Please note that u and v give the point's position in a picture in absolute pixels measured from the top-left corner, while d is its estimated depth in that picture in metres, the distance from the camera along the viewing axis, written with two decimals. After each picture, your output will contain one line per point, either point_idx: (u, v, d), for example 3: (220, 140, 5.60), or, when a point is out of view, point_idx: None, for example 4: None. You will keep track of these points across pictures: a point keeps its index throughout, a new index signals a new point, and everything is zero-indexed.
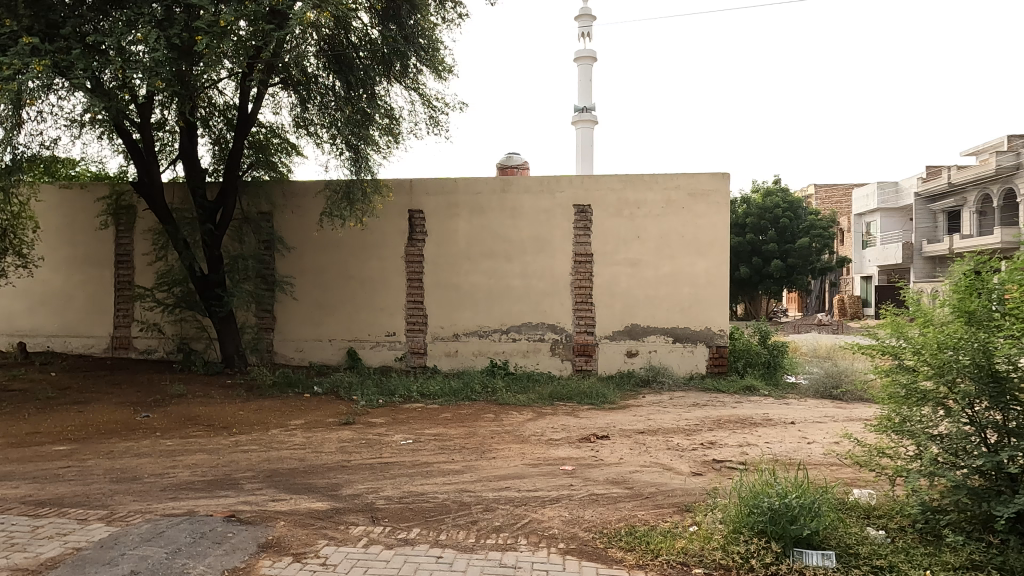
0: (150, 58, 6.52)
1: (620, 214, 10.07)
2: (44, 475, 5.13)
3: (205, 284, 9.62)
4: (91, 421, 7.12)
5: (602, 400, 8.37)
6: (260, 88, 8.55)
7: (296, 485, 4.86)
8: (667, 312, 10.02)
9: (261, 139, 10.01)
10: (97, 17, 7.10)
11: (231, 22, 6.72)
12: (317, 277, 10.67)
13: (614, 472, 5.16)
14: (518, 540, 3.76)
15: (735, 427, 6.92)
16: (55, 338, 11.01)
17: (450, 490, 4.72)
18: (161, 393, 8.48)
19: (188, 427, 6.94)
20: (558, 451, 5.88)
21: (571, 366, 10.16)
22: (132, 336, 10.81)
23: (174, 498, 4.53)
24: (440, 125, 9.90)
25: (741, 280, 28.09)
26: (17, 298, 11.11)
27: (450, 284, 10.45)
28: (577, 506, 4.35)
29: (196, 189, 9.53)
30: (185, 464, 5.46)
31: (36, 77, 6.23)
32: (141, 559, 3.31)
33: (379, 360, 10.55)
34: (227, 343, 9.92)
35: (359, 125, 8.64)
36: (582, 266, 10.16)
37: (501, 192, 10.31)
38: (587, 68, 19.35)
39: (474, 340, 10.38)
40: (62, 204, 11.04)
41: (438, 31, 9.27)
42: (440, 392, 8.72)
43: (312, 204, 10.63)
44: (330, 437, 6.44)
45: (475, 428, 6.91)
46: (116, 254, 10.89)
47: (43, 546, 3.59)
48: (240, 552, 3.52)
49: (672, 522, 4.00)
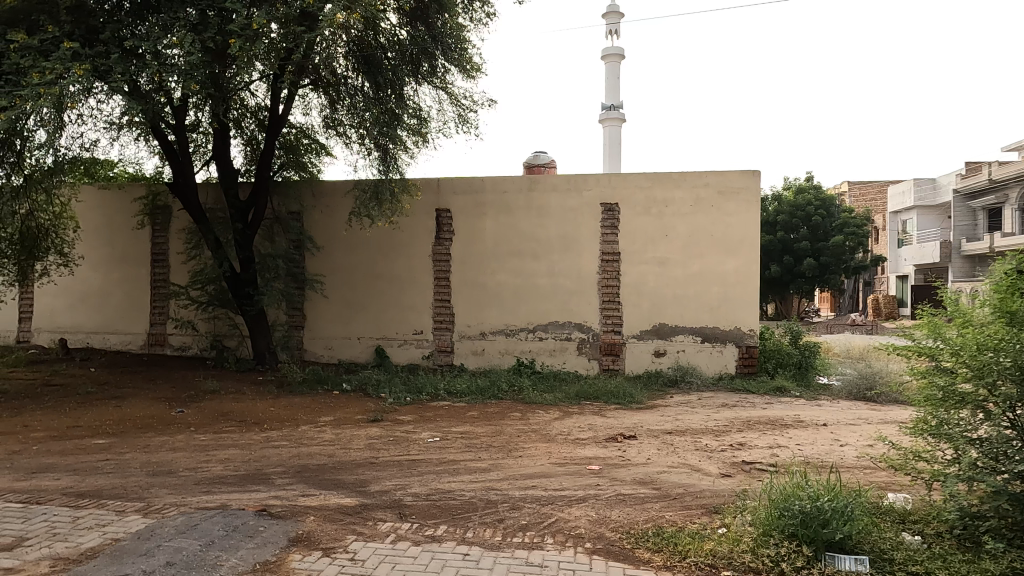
0: (185, 60, 6.67)
1: (648, 213, 9.99)
2: (85, 467, 5.30)
3: (237, 282, 9.81)
4: (127, 416, 7.30)
5: (629, 400, 8.30)
6: (290, 89, 8.60)
7: (325, 481, 4.92)
8: (695, 311, 9.91)
9: (292, 139, 10.14)
10: (134, 22, 7.33)
11: (263, 25, 6.85)
12: (346, 276, 10.82)
13: (642, 472, 5.12)
14: (545, 539, 3.76)
15: (766, 428, 6.83)
16: (94, 334, 11.35)
17: (477, 488, 4.73)
18: (194, 389, 8.66)
19: (221, 422, 7.07)
20: (585, 450, 5.87)
21: (597, 365, 10.11)
22: (167, 332, 11.07)
23: (208, 492, 4.63)
24: (469, 123, 9.90)
25: (772, 281, 27.59)
26: (60, 296, 11.51)
27: (477, 283, 10.49)
28: (604, 506, 4.33)
29: (229, 189, 9.71)
30: (218, 459, 5.58)
31: (76, 81, 6.35)
32: (175, 550, 3.38)
33: (406, 358, 10.64)
34: (259, 341, 10.11)
35: (387, 126, 8.66)
36: (609, 266, 10.11)
37: (528, 191, 10.32)
38: (614, 65, 19.24)
39: (500, 339, 10.40)
40: (101, 205, 11.38)
41: (466, 31, 9.32)
42: (466, 391, 8.72)
43: (341, 204, 10.78)
44: (359, 434, 6.50)
45: (501, 426, 6.91)
46: (151, 253, 11.17)
47: (83, 536, 3.71)
48: (271, 546, 3.59)
49: (700, 523, 3.96)
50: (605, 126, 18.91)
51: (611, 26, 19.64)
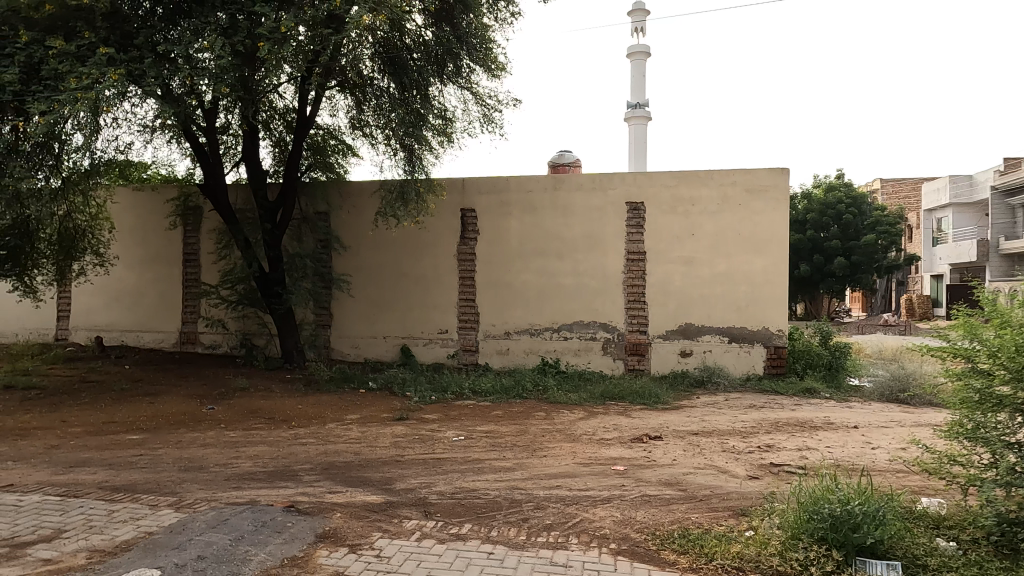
0: (216, 64, 6.80)
1: (674, 211, 9.89)
2: (120, 462, 5.44)
3: (266, 282, 9.97)
4: (160, 413, 7.47)
5: (655, 400, 8.24)
6: (317, 90, 8.69)
7: (352, 478, 4.98)
8: (723, 311, 9.79)
9: (319, 140, 10.30)
10: (167, 27, 7.49)
11: (291, 28, 6.94)
12: (372, 276, 10.92)
13: (667, 474, 5.08)
14: (569, 539, 3.75)
15: (795, 430, 6.72)
16: (128, 332, 11.64)
17: (501, 487, 4.74)
18: (225, 387, 8.83)
19: (250, 419, 7.20)
20: (609, 451, 5.84)
21: (623, 365, 10.05)
22: (198, 331, 11.29)
23: (238, 487, 4.72)
24: (494, 123, 9.92)
25: (802, 280, 27.12)
26: (96, 295, 11.83)
27: (502, 282, 10.50)
28: (628, 507, 4.31)
29: (258, 190, 9.86)
30: (248, 455, 5.68)
31: (111, 85, 6.51)
32: (206, 544, 3.45)
33: (431, 357, 10.70)
34: (287, 339, 10.26)
35: (413, 126, 8.73)
36: (634, 265, 10.05)
37: (553, 191, 10.31)
38: (640, 63, 19.10)
39: (525, 339, 10.40)
40: (135, 206, 11.65)
41: (491, 31, 9.33)
42: (491, 390, 8.75)
43: (367, 204, 10.88)
44: (384, 432, 6.56)
45: (526, 426, 6.91)
46: (183, 253, 11.40)
47: (118, 529, 3.80)
48: (299, 541, 3.64)
49: (727, 526, 3.91)
50: (631, 124, 18.79)
51: (636, 23, 19.50)
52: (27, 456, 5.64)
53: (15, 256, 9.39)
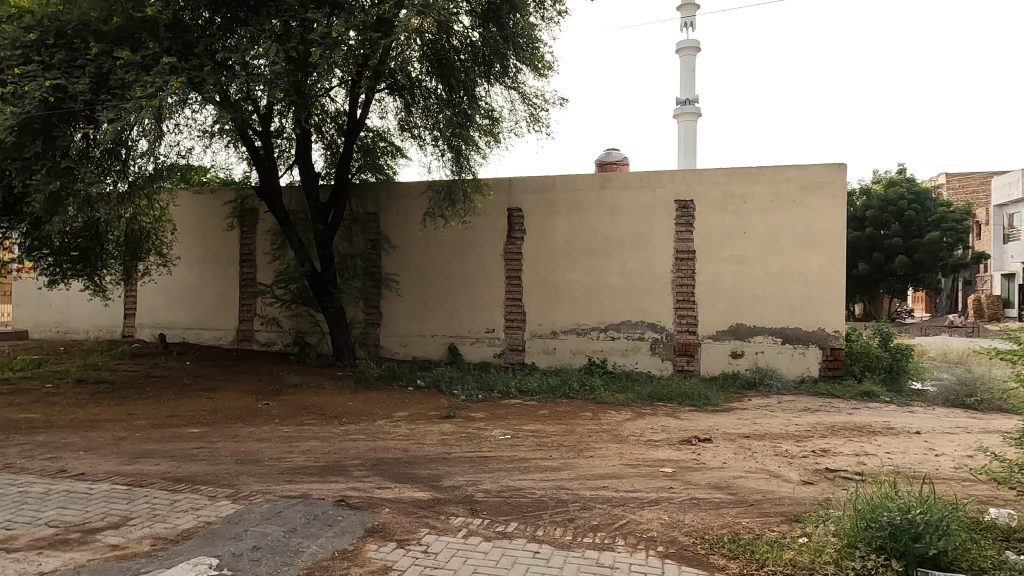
0: (270, 70, 7.04)
1: (725, 209, 9.68)
2: (181, 454, 5.67)
3: (318, 281, 10.23)
4: (219, 407, 7.75)
5: (705, 402, 8.09)
6: (367, 93, 8.85)
7: (400, 474, 5.06)
8: (776, 311, 9.53)
9: (369, 142, 10.51)
10: (225, 35, 7.78)
11: (342, 33, 7.09)
12: (420, 275, 11.07)
13: (717, 477, 4.98)
14: (616, 540, 3.72)
15: (852, 435, 6.49)
16: (189, 330, 12.13)
17: (547, 487, 4.74)
18: (279, 383, 9.10)
19: (303, 415, 7.40)
20: (657, 452, 5.76)
21: (671, 366, 9.91)
22: (254, 329, 11.67)
23: (291, 481, 4.86)
24: (541, 122, 9.91)
25: (861, 280, 26.16)
26: (160, 294, 12.37)
27: (549, 282, 10.49)
28: (676, 509, 4.25)
29: (310, 191, 10.13)
30: (301, 450, 5.84)
31: (174, 93, 6.79)
32: (261, 535, 3.57)
33: (479, 356, 10.77)
34: (338, 337, 10.50)
35: (460, 127, 8.81)
36: (683, 264, 9.88)
37: (600, 189, 10.24)
38: (689, 58, 18.77)
39: (572, 338, 10.36)
40: (196, 208, 12.13)
41: (538, 30, 9.32)
42: (538, 389, 8.75)
43: (416, 204, 11.02)
44: (432, 429, 6.65)
45: (572, 426, 6.89)
46: (240, 254, 11.80)
47: (180, 518, 3.97)
48: (349, 535, 3.73)
49: (779, 532, 3.81)
50: (680, 121, 18.50)
51: (685, 18, 19.17)
52: (96, 446, 5.94)
53: (87, 256, 9.83)
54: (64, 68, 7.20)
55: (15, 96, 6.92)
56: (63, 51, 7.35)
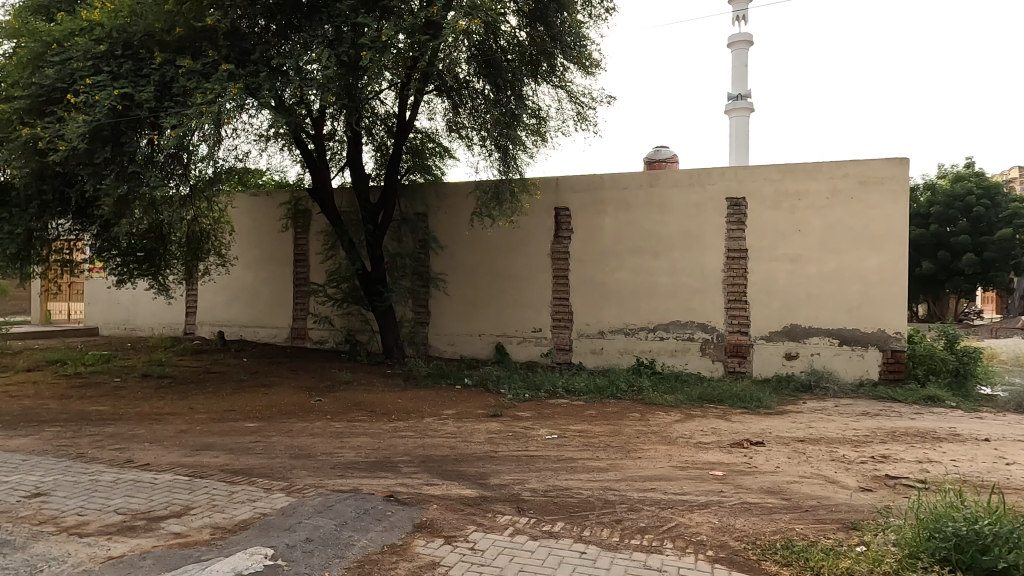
0: (323, 75, 7.22)
1: (779, 206, 9.42)
2: (239, 447, 5.88)
3: (368, 280, 10.43)
4: (274, 403, 8.00)
5: (758, 404, 7.89)
6: (416, 95, 8.96)
7: (448, 471, 5.12)
8: (832, 311, 9.22)
9: (418, 144, 10.65)
10: (280, 42, 8.02)
11: (392, 37, 7.20)
12: (468, 274, 11.17)
13: (770, 481, 4.85)
14: (664, 543, 3.68)
15: (914, 441, 6.22)
16: (246, 327, 12.55)
17: (594, 488, 4.71)
18: (331, 380, 9.32)
19: (354, 411, 7.57)
20: (707, 455, 5.65)
21: (722, 367, 9.71)
22: (307, 327, 11.99)
23: (343, 475, 4.97)
24: (588, 121, 9.86)
25: (925, 279, 25.05)
26: (219, 293, 12.85)
27: (596, 281, 10.42)
28: (727, 513, 4.16)
29: (361, 192, 10.34)
30: (352, 445, 5.97)
31: (232, 99, 7.02)
32: (314, 528, 3.66)
33: (526, 356, 10.79)
34: (388, 336, 10.68)
35: (507, 126, 8.84)
36: (735, 263, 9.66)
37: (649, 187, 10.11)
38: (742, 52, 18.34)
39: (620, 338, 10.27)
40: (253, 210, 12.55)
41: (585, 28, 9.26)
42: (585, 389, 8.71)
43: (463, 204, 11.11)
44: (479, 428, 6.70)
45: (620, 426, 6.83)
46: (294, 254, 12.13)
47: (237, 508, 4.12)
48: (398, 530, 3.79)
49: (835, 539, 3.69)
50: (731, 116, 18.09)
51: (737, 11, 18.73)
52: (161, 438, 6.22)
53: (152, 257, 10.29)
54: (131, 77, 7.56)
55: (88, 105, 7.28)
56: (130, 61, 7.73)
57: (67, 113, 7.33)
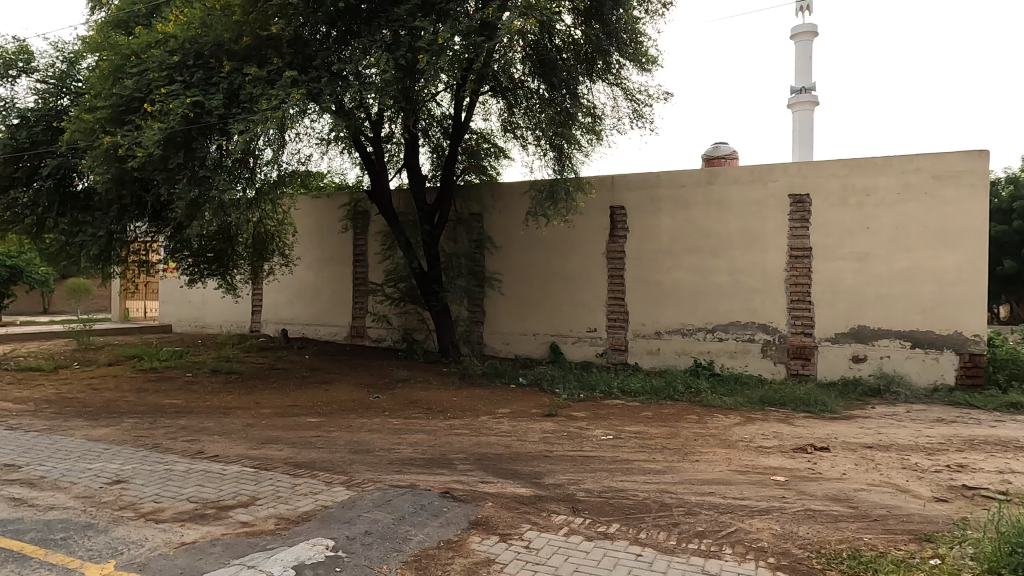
0: (381, 79, 7.39)
1: (845, 203, 9.06)
2: (301, 441, 6.08)
3: (425, 280, 10.60)
4: (334, 399, 8.23)
5: (822, 408, 7.60)
6: (471, 96, 9.03)
7: (503, 469, 5.15)
8: (904, 312, 8.80)
9: (473, 144, 10.77)
10: (340, 47, 8.25)
11: (448, 39, 7.29)
12: (522, 274, 11.20)
13: (835, 488, 4.67)
14: (723, 548, 3.59)
15: (995, 450, 5.86)
16: (308, 325, 12.96)
17: (650, 490, 4.65)
18: (388, 377, 9.52)
19: (411, 409, 7.71)
20: (769, 460, 5.48)
21: (784, 369, 9.40)
22: (366, 326, 12.27)
23: (400, 471, 5.07)
24: (644, 118, 9.73)
25: (1007, 279, 23.54)
26: (283, 292, 13.31)
27: (653, 281, 10.27)
28: (789, 520, 4.03)
29: (418, 193, 10.51)
30: (409, 442, 6.08)
31: (294, 105, 7.25)
32: (373, 521, 3.75)
33: (580, 356, 10.73)
34: (444, 335, 10.82)
35: (562, 125, 8.91)
36: (798, 262, 9.34)
37: (707, 185, 9.90)
38: (805, 44, 17.72)
39: (677, 339, 10.09)
40: (314, 212, 12.94)
41: (642, 24, 9.14)
42: (641, 390, 8.59)
43: (518, 204, 11.15)
44: (534, 427, 6.71)
45: (677, 429, 6.71)
46: (353, 254, 12.44)
47: (300, 500, 4.26)
48: (454, 526, 3.84)
49: (906, 551, 3.52)
50: (794, 111, 17.50)
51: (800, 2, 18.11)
52: (229, 431, 6.50)
53: (221, 258, 10.76)
54: (201, 86, 7.91)
55: (162, 113, 7.67)
56: (201, 70, 8.09)
57: (144, 121, 7.74)
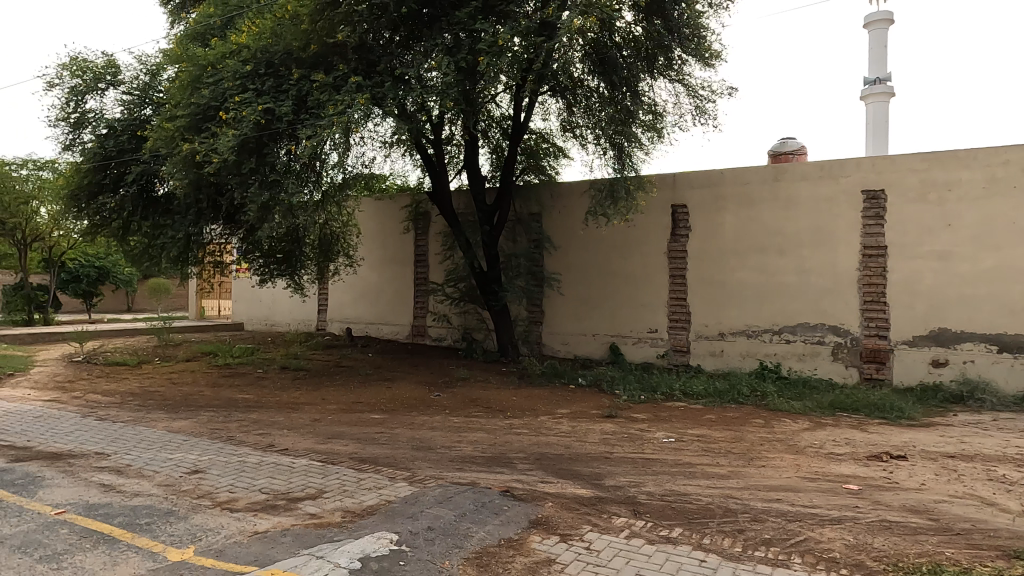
0: (442, 81, 7.49)
1: (924, 199, 8.59)
2: (366, 437, 6.24)
3: (484, 280, 10.69)
4: (396, 396, 8.41)
5: (899, 415, 7.23)
6: (531, 96, 9.04)
7: (563, 470, 5.14)
8: (990, 314, 8.26)
9: (533, 144, 10.81)
10: (403, 52, 8.41)
11: (508, 40, 7.33)
12: (582, 274, 11.15)
13: (914, 499, 4.43)
14: (792, 557, 3.47)
15: None
16: (371, 324, 13.29)
17: (715, 495, 4.54)
18: (449, 376, 9.64)
19: (471, 407, 7.79)
20: (841, 467, 5.26)
21: (857, 373, 9.00)
22: (427, 325, 12.48)
23: (461, 469, 5.13)
24: (707, 114, 9.51)
25: None
26: (347, 291, 13.70)
27: (716, 281, 10.02)
28: (863, 531, 3.85)
29: (478, 194, 10.61)
30: (469, 440, 6.15)
31: (360, 109, 7.45)
32: (435, 517, 3.81)
33: (641, 356, 10.58)
34: (503, 334, 10.89)
35: (623, 124, 8.85)
36: (872, 262, 8.92)
37: (774, 182, 9.59)
38: (880, 32, 16.90)
39: (742, 341, 9.82)
40: (377, 213, 13.26)
41: (705, 18, 8.91)
42: (704, 393, 8.41)
43: (577, 204, 11.09)
44: (594, 428, 6.67)
45: (743, 432, 6.53)
46: (414, 255, 12.68)
47: (365, 495, 4.37)
48: (514, 525, 3.86)
49: (993, 568, 3.31)
50: (868, 103, 16.73)
51: None
52: (297, 425, 6.74)
53: (290, 258, 11.18)
54: (272, 93, 8.22)
55: (236, 120, 8.02)
56: (272, 78, 8.42)
57: (220, 128, 8.11)
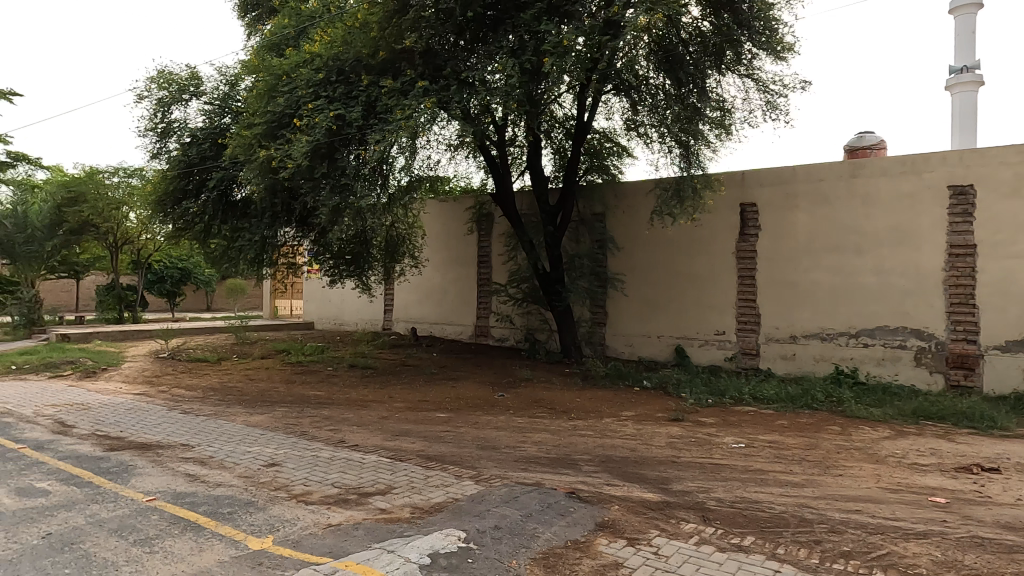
0: (506, 83, 7.53)
1: (1020, 194, 7.98)
2: (432, 435, 6.35)
3: (547, 281, 10.68)
4: (460, 396, 8.51)
5: (991, 425, 6.77)
6: (594, 96, 8.97)
7: (628, 473, 5.07)
8: None
9: (596, 144, 10.75)
10: (468, 55, 8.52)
11: (572, 40, 7.29)
12: (646, 275, 10.98)
13: (1009, 515, 4.14)
14: (873, 571, 3.31)
15: None
16: (436, 324, 13.51)
17: (789, 503, 4.37)
18: (512, 377, 9.69)
19: (534, 408, 7.80)
20: (926, 478, 4.97)
21: (942, 380, 8.48)
22: (490, 325, 12.58)
23: (525, 469, 5.14)
24: (778, 110, 9.18)
25: None
26: (413, 292, 13.98)
27: (787, 281, 9.67)
28: (953, 547, 3.62)
29: (541, 195, 10.62)
30: (533, 441, 6.16)
31: (426, 113, 7.59)
32: (501, 516, 3.84)
33: (708, 359, 10.32)
34: (566, 335, 10.85)
35: (689, 122, 8.64)
36: (960, 261, 8.38)
37: (851, 178, 9.17)
38: (967, 18, 15.91)
39: (815, 344, 9.44)
40: (441, 215, 13.47)
41: (777, 10, 8.61)
42: (775, 397, 8.12)
43: (642, 203, 10.93)
44: (660, 431, 6.55)
45: (817, 440, 6.27)
46: (478, 255, 12.81)
47: (433, 492, 4.45)
48: (580, 527, 3.84)
49: None
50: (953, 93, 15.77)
51: None
52: (366, 422, 6.93)
53: (359, 259, 11.51)
54: (343, 100, 8.48)
55: (309, 126, 8.32)
56: (342, 85, 8.71)
57: (293, 135, 8.42)
